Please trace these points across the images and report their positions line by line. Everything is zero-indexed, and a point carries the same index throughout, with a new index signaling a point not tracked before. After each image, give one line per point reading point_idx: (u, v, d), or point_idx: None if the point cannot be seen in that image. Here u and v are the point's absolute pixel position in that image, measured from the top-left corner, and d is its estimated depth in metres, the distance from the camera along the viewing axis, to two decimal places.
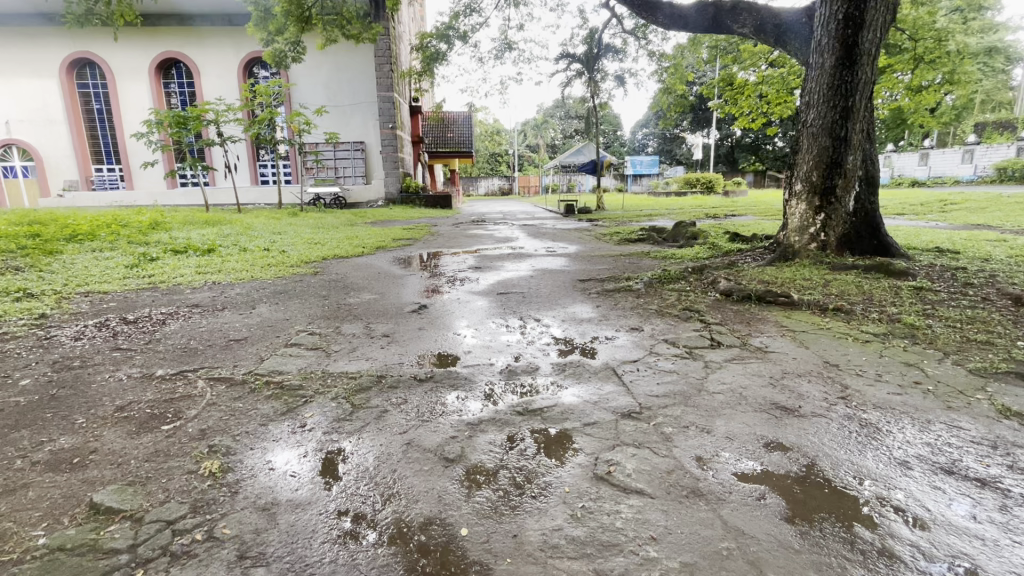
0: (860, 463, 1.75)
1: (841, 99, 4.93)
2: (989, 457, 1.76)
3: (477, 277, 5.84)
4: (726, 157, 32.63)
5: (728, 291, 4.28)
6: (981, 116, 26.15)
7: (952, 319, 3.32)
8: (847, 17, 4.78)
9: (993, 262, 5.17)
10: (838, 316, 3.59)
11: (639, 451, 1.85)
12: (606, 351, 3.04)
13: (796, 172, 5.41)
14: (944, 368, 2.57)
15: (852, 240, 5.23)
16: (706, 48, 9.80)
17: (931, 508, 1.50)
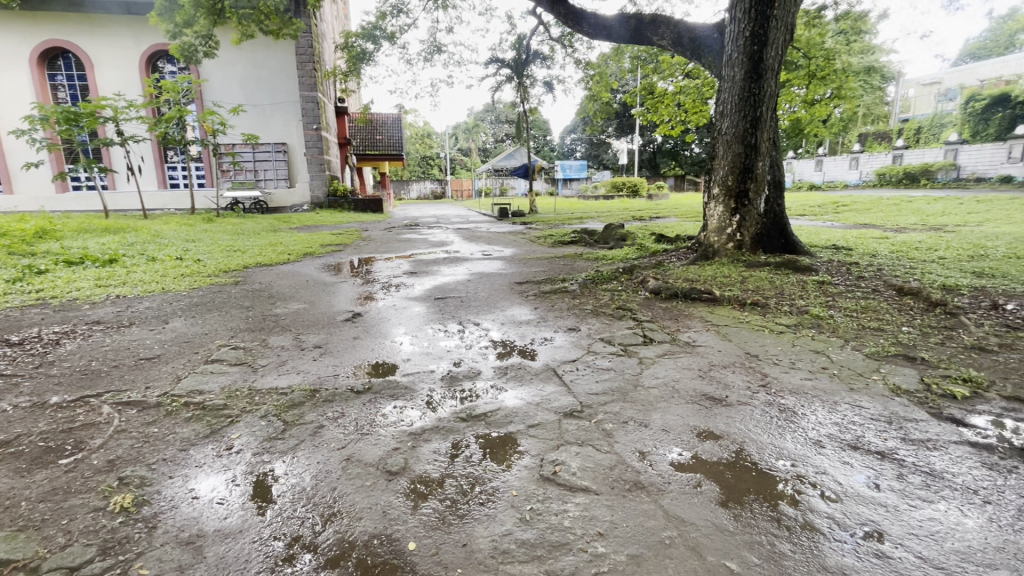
0: (781, 445, 1.89)
1: (751, 110, 5.34)
2: (887, 432, 1.97)
3: (412, 282, 5.72)
4: (649, 162, 34.23)
5: (656, 289, 4.49)
6: (864, 128, 29.26)
7: (849, 309, 3.70)
8: (754, 34, 5.19)
9: (880, 256, 5.81)
10: (756, 310, 3.88)
11: (583, 449, 1.89)
12: (546, 352, 3.10)
13: (713, 177, 5.79)
14: (847, 354, 2.85)
15: (764, 240, 5.68)
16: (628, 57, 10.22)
17: (841, 481, 1.65)
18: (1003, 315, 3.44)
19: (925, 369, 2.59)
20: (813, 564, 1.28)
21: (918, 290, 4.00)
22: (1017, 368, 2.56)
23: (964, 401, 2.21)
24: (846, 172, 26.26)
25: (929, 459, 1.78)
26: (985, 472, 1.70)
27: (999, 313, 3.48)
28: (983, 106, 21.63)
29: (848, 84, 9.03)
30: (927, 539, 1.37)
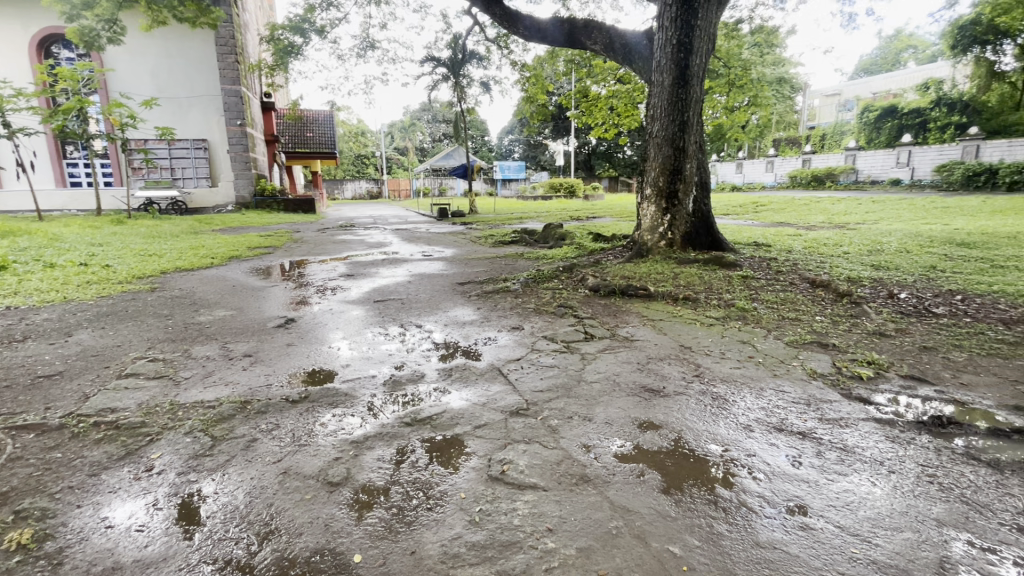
0: (715, 431, 2.00)
1: (679, 115, 5.62)
2: (806, 413, 2.14)
3: (349, 285, 5.53)
4: (584, 164, 35.11)
5: (596, 287, 4.62)
6: (777, 134, 31.63)
7: (771, 301, 3.99)
8: (680, 43, 5.46)
9: (794, 252, 6.30)
10: (687, 304, 4.09)
11: (530, 447, 1.90)
12: (490, 352, 3.09)
13: (645, 178, 6.03)
14: (770, 343, 3.06)
15: (693, 238, 5.99)
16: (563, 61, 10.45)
17: (768, 461, 1.77)
18: (898, 303, 3.85)
19: (836, 354, 2.84)
20: (746, 541, 1.36)
21: (827, 282, 4.38)
22: (911, 350, 2.87)
23: (869, 381, 2.45)
24: (762, 174, 28.23)
25: (844, 437, 1.94)
26: (888, 444, 1.88)
27: (895, 301, 3.88)
28: (875, 117, 24.08)
29: (763, 93, 9.72)
30: (845, 510, 1.50)
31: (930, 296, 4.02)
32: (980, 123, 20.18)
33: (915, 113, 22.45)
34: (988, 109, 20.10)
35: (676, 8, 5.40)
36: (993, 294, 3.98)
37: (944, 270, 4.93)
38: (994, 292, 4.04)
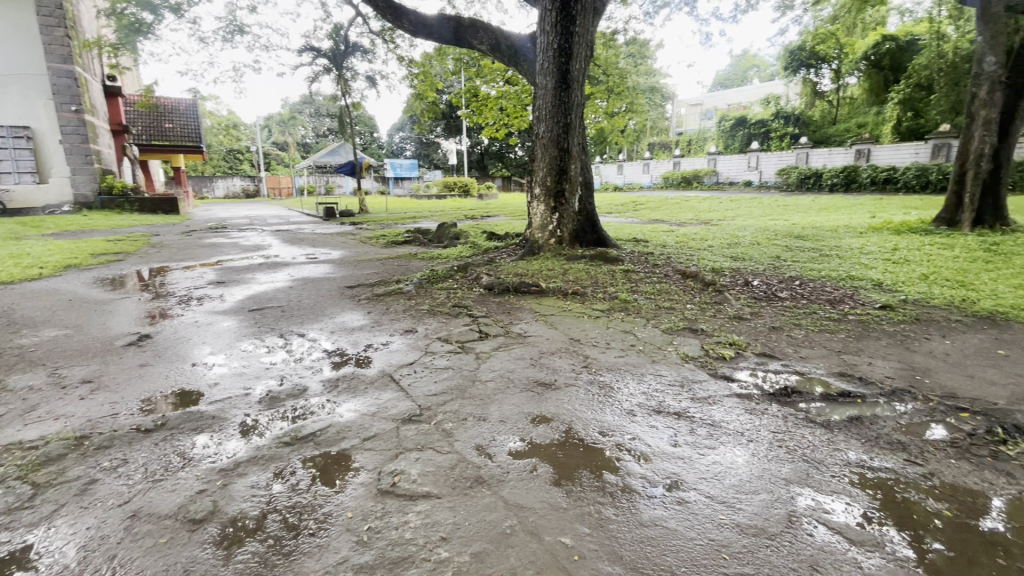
0: (602, 418, 2.10)
1: (563, 117, 5.85)
2: (681, 394, 2.33)
3: (220, 293, 4.97)
4: (477, 163, 35.27)
5: (490, 285, 4.65)
6: (652, 139, 34.43)
7: (649, 292, 4.31)
8: (560, 48, 5.69)
9: (668, 247, 6.88)
10: (576, 298, 4.27)
11: (422, 454, 1.84)
12: (381, 357, 2.95)
13: (534, 178, 6.21)
14: (649, 331, 3.30)
15: (580, 236, 6.30)
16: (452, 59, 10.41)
17: (649, 443, 1.90)
18: (752, 290, 4.38)
19: (704, 338, 3.15)
20: (632, 523, 1.43)
21: (696, 273, 4.84)
22: (762, 330, 3.28)
23: (731, 360, 2.75)
24: (640, 175, 30.53)
25: (712, 413, 2.14)
26: (748, 416, 2.11)
27: (749, 288, 4.40)
28: (730, 125, 27.21)
29: (638, 100, 10.49)
30: (714, 481, 1.65)
31: (776, 282, 4.62)
32: (808, 134, 23.73)
33: (760, 123, 25.78)
34: (813, 123, 23.72)
35: (556, 14, 5.61)
36: (822, 279, 4.69)
37: (785, 260, 5.70)
38: (822, 277, 4.77)
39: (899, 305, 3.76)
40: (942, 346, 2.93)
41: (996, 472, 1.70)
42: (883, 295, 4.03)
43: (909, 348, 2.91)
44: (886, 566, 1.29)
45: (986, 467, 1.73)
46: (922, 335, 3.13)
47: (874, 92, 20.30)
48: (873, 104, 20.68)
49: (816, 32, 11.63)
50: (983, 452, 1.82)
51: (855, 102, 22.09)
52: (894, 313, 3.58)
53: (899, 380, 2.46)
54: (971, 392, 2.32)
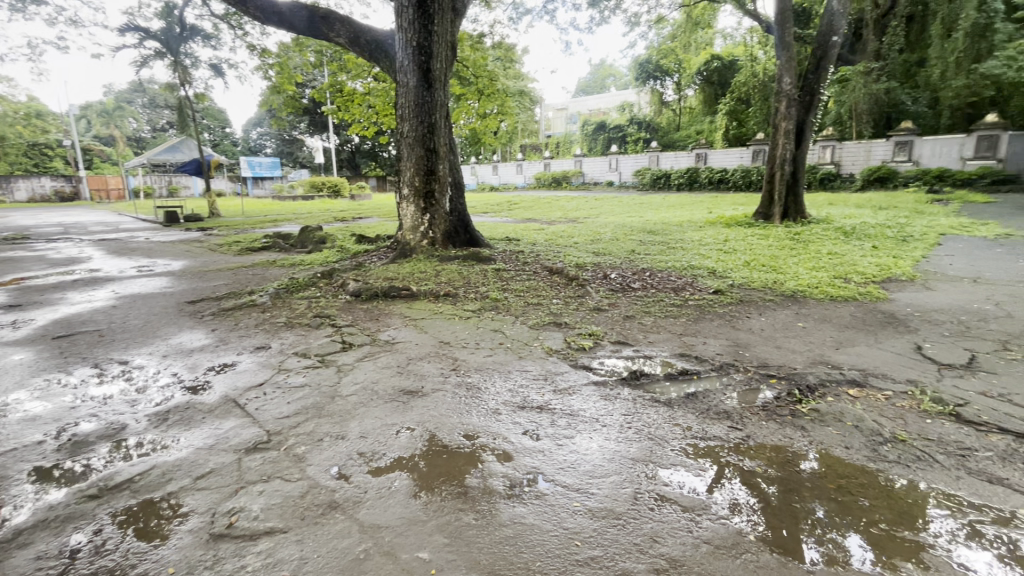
0: (467, 421, 2.08)
1: (427, 117, 5.75)
2: (544, 388, 2.41)
3: (10, 319, 4.04)
4: (348, 162, 33.44)
5: (356, 291, 4.41)
6: (523, 140, 35.61)
7: (519, 290, 4.42)
8: (419, 46, 5.59)
9: (538, 245, 7.16)
10: (447, 300, 4.23)
11: (268, 486, 1.66)
12: (224, 381, 2.62)
13: (401, 178, 6.03)
14: (517, 328, 3.38)
15: (453, 236, 6.27)
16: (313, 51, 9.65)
17: (512, 440, 1.93)
18: (610, 282, 4.72)
19: (567, 331, 3.31)
20: (491, 525, 1.43)
21: (561, 269, 5.09)
22: (618, 320, 3.55)
23: (589, 351, 2.92)
24: (514, 176, 31.27)
25: (572, 404, 2.24)
26: (603, 402, 2.25)
27: (607, 281, 4.75)
28: (592, 129, 29.26)
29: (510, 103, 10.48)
30: (571, 470, 1.72)
31: (631, 274, 5.04)
32: (658, 139, 26.40)
33: (618, 128, 28.07)
34: (661, 129, 26.45)
35: (413, 11, 5.50)
36: (669, 270, 5.22)
37: (639, 253, 6.25)
38: (668, 267, 5.31)
39: (728, 289, 4.33)
40: (759, 323, 3.43)
41: (794, 427, 2.02)
42: (716, 281, 4.61)
43: (734, 327, 3.36)
44: (712, 525, 1.45)
45: (787, 424, 2.05)
46: (744, 314, 3.64)
47: (708, 103, 23.21)
48: (707, 113, 23.66)
49: (661, 48, 12.90)
50: (785, 411, 2.15)
51: (693, 112, 25.06)
52: (724, 296, 4.11)
53: (726, 355, 2.82)
54: (778, 360, 2.74)
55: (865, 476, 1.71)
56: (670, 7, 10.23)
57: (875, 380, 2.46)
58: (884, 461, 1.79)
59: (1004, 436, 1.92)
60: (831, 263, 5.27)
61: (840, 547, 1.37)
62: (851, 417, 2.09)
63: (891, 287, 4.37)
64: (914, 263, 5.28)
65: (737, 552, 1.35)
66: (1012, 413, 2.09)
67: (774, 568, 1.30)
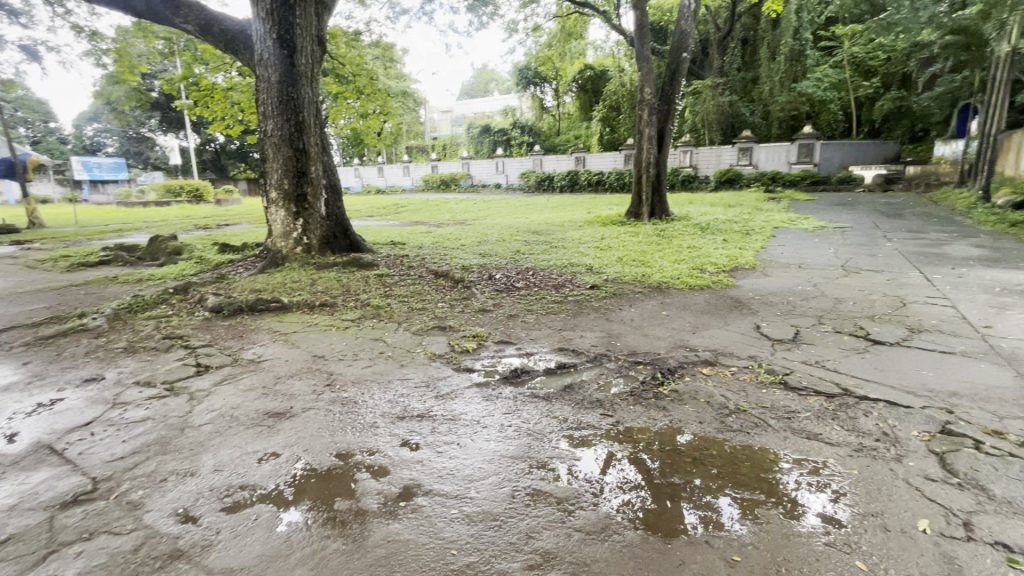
0: (341, 440, 1.96)
1: (293, 115, 5.34)
2: (426, 394, 2.36)
3: None
4: (211, 163, 30.02)
5: (217, 307, 3.96)
6: (409, 142, 34.81)
7: (402, 295, 4.29)
8: (281, 39, 5.19)
9: (424, 248, 7.02)
10: (325, 310, 3.96)
11: (90, 544, 1.40)
12: (36, 425, 2.18)
13: (268, 180, 5.54)
14: (399, 335, 3.27)
15: (332, 242, 5.92)
16: (160, 37, 8.43)
17: (390, 454, 1.85)
18: (494, 283, 4.77)
19: (451, 334, 3.28)
20: (363, 548, 1.36)
21: (446, 272, 5.04)
22: (502, 319, 3.59)
23: (473, 352, 2.91)
24: (401, 178, 30.36)
25: (453, 408, 2.21)
26: (484, 403, 2.26)
27: (493, 282, 4.80)
28: (477, 132, 29.54)
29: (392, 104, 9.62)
30: (450, 476, 1.69)
31: (515, 274, 5.14)
32: (540, 142, 27.48)
33: (502, 132, 28.61)
34: (543, 133, 27.55)
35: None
36: (551, 268, 5.42)
37: (524, 253, 6.41)
38: (551, 266, 5.52)
39: (604, 284, 4.61)
40: (629, 314, 3.69)
41: (657, 409, 2.20)
42: (593, 277, 4.88)
43: (608, 319, 3.57)
44: (585, 513, 1.51)
45: (652, 407, 2.22)
46: (617, 306, 3.89)
47: (583, 109, 24.66)
48: (583, 119, 25.12)
49: (539, 55, 13.17)
50: (650, 395, 2.34)
51: (572, 117, 26.40)
52: (600, 291, 4.36)
53: (600, 347, 2.98)
54: (645, 347, 2.97)
55: (715, 446, 1.90)
56: (545, 17, 10.65)
57: (724, 358, 2.77)
58: (730, 431, 2.01)
59: (818, 397, 2.27)
60: (690, 255, 5.86)
61: (703, 513, 1.52)
62: (704, 394, 2.32)
63: (737, 275, 4.97)
64: (755, 253, 6.07)
65: (606, 535, 1.42)
66: (825, 376, 2.49)
67: (638, 545, 1.38)
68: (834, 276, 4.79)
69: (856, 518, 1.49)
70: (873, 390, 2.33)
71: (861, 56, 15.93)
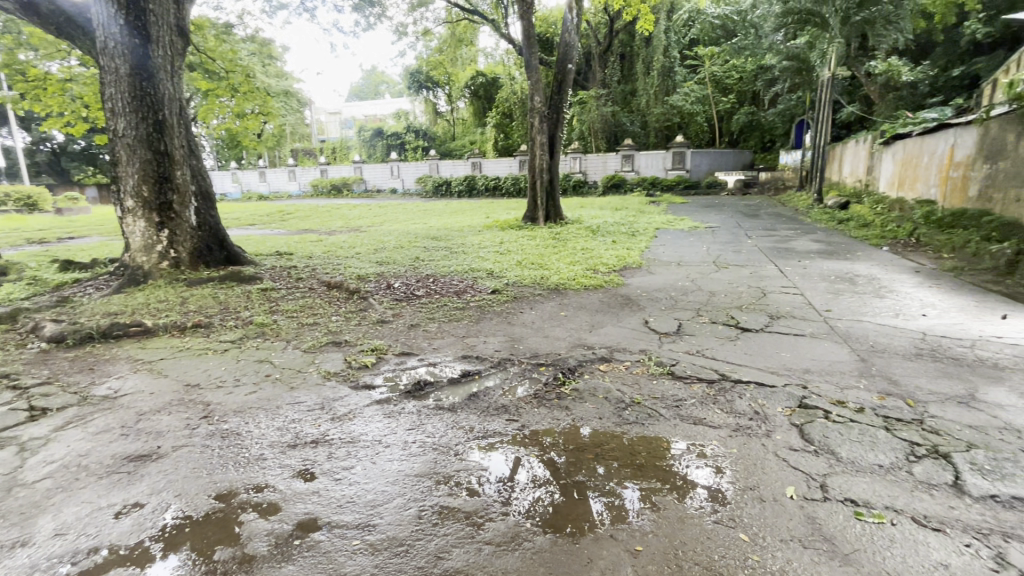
0: (222, 478, 1.74)
1: (151, 112, 4.71)
2: (321, 417, 2.18)
3: None
4: (47, 166, 25.49)
5: (57, 336, 3.36)
6: (294, 145, 32.49)
7: (290, 311, 3.96)
8: (131, 25, 4.57)
9: (314, 258, 6.58)
10: (199, 332, 3.53)
11: None
12: None
13: (121, 186, 4.82)
14: (288, 355, 3.01)
15: (206, 254, 5.30)
16: None
17: (281, 487, 1.69)
18: (393, 292, 4.60)
19: (348, 349, 3.09)
20: None
21: (340, 283, 4.77)
22: (402, 330, 3.47)
23: (372, 367, 2.77)
24: (287, 183, 28.23)
25: (351, 430, 2.08)
26: (386, 421, 2.15)
27: (391, 291, 4.62)
28: (369, 136, 28.45)
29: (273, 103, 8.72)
30: (350, 505, 1.58)
31: (414, 282, 5.01)
32: (436, 147, 27.16)
33: (395, 136, 27.83)
34: (438, 138, 27.30)
35: None
36: (451, 274, 5.36)
37: (423, 260, 6.28)
38: (451, 272, 5.45)
39: (504, 288, 4.66)
40: (530, 317, 3.77)
41: (560, 409, 2.25)
42: (494, 282, 4.91)
43: (510, 323, 3.61)
44: (494, 524, 1.49)
45: (555, 408, 2.27)
46: (518, 309, 3.95)
47: (477, 115, 24.91)
48: (478, 125, 25.34)
49: (430, 59, 13.01)
50: (553, 396, 2.39)
51: (466, 123, 26.48)
52: (501, 295, 4.40)
53: (503, 351, 3.00)
54: (546, 349, 3.05)
55: (615, 440, 1.99)
56: (435, 21, 10.56)
57: (618, 354, 2.93)
58: (627, 424, 2.12)
59: (700, 384, 2.49)
60: (584, 257, 6.15)
61: (609, 506, 1.58)
62: (602, 390, 2.43)
63: (626, 274, 5.31)
64: (641, 253, 6.53)
65: (515, 544, 1.41)
66: (706, 364, 2.74)
67: (547, 549, 1.40)
68: (708, 272, 5.31)
69: (739, 493, 1.64)
70: (744, 372, 2.61)
71: (719, 74, 17.99)
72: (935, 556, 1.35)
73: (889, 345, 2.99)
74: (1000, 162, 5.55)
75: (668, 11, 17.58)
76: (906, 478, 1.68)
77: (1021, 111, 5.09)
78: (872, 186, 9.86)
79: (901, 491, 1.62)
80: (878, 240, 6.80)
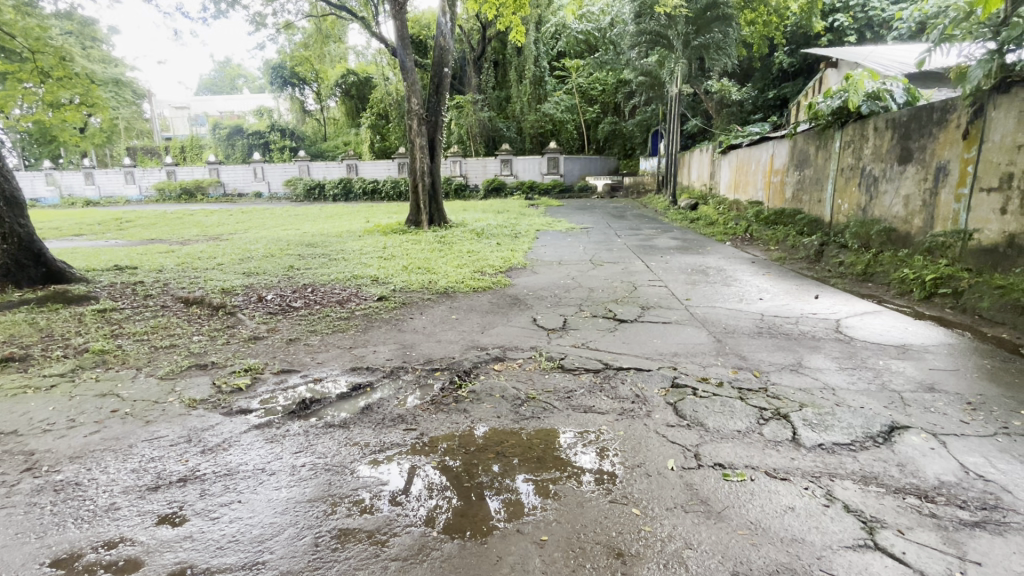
0: (60, 540, 1.45)
1: None
2: (187, 451, 1.92)
3: None
4: None
5: None
6: (129, 142, 28.05)
7: (138, 333, 3.41)
8: None
9: (164, 271, 5.77)
10: (11, 367, 2.88)
11: None
12: None
13: None
14: (139, 385, 2.58)
15: (15, 273, 4.38)
16: None
17: (144, 538, 1.46)
18: (266, 305, 4.22)
19: (216, 372, 2.76)
20: None
21: (200, 298, 4.23)
22: (280, 346, 3.19)
23: (247, 390, 2.50)
24: (123, 186, 24.26)
25: (227, 461, 1.86)
26: (268, 448, 1.95)
27: (263, 304, 4.21)
28: (226, 134, 25.70)
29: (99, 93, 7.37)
30: (232, 545, 1.42)
31: (290, 293, 4.63)
32: (305, 147, 25.42)
33: (257, 134, 25.48)
34: (308, 138, 25.60)
35: None
36: (331, 283, 5.06)
37: (298, 268, 5.86)
38: (331, 280, 5.16)
39: (391, 294, 4.52)
40: (420, 322, 3.69)
41: (458, 412, 2.25)
42: (379, 289, 4.74)
43: (400, 330, 3.51)
44: (399, 539, 1.44)
45: (452, 412, 2.26)
46: (407, 316, 3.85)
47: (350, 116, 23.78)
48: (351, 126, 24.25)
49: (295, 54, 12.05)
50: (450, 400, 2.38)
51: (338, 123, 25.13)
52: (388, 302, 4.26)
53: (395, 360, 2.90)
54: (439, 353, 3.02)
55: (515, 437, 2.03)
56: (297, 15, 9.86)
57: (511, 353, 3.00)
58: (524, 419, 2.18)
59: (588, 373, 2.66)
60: (470, 259, 6.21)
61: (514, 502, 1.62)
62: (498, 389, 2.47)
63: (512, 275, 5.47)
64: (524, 254, 6.75)
65: (423, 556, 1.38)
66: (590, 355, 2.92)
67: (456, 554, 1.39)
68: (586, 269, 5.66)
69: (628, 472, 1.78)
70: (624, 360, 2.84)
71: (585, 86, 19.33)
72: (784, 501, 1.59)
73: (737, 326, 3.47)
74: (806, 169, 6.70)
75: (537, 23, 18.42)
76: (759, 439, 1.96)
77: (818, 128, 6.21)
78: (714, 189, 11.32)
79: (755, 450, 1.89)
80: (722, 235, 7.83)
